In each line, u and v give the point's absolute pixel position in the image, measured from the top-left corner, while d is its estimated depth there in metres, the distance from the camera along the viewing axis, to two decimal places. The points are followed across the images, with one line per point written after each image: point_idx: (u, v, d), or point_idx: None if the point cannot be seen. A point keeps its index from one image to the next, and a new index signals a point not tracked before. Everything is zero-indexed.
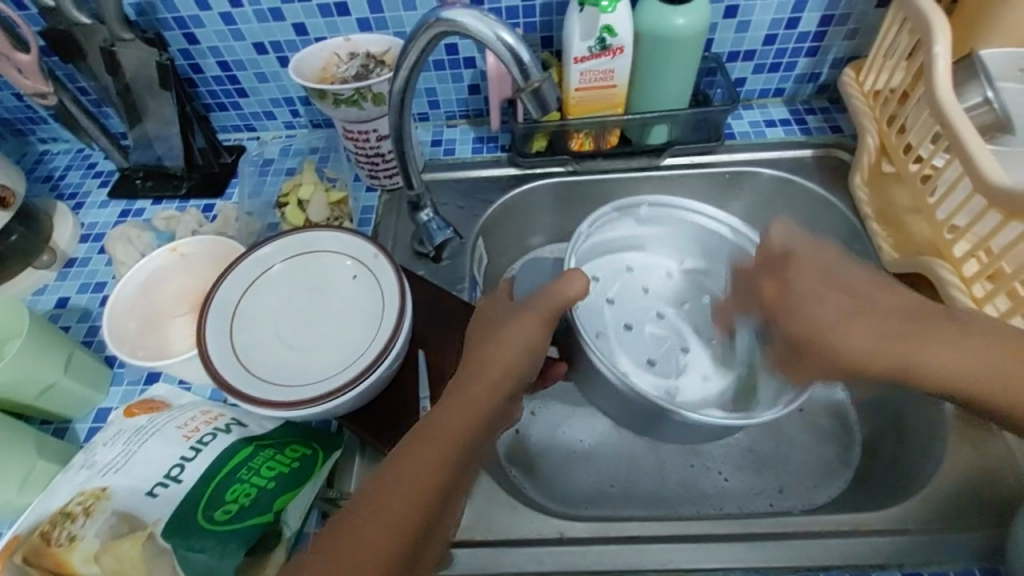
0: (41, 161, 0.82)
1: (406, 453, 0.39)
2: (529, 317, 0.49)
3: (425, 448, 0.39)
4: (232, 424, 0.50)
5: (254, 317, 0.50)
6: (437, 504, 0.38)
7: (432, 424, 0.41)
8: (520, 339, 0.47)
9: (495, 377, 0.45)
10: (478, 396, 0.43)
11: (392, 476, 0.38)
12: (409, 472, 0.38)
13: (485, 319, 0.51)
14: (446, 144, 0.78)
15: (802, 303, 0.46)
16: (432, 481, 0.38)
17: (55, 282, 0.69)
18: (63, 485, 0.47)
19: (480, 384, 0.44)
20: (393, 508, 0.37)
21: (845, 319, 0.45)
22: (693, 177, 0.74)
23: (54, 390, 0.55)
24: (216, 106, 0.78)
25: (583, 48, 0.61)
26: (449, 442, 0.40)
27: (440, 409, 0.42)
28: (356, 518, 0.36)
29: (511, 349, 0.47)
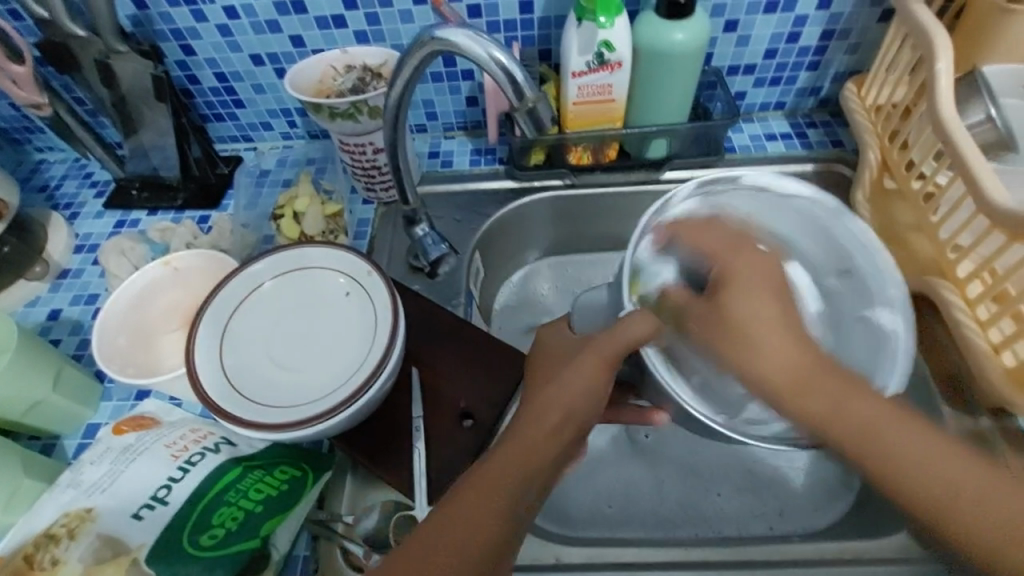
0: (36, 170, 0.81)
1: (479, 486, 0.38)
2: (611, 347, 0.44)
3: (499, 490, 0.38)
4: (222, 443, 0.49)
5: (244, 335, 0.50)
6: (505, 548, 0.37)
7: (501, 461, 0.39)
8: (582, 377, 0.43)
9: (557, 425, 0.41)
10: (550, 429, 0.40)
11: (460, 510, 0.37)
12: (481, 510, 0.37)
13: (545, 356, 0.48)
14: (443, 155, 0.77)
15: (757, 327, 0.42)
16: (504, 531, 0.37)
17: (48, 294, 0.68)
18: (48, 506, 0.46)
19: (559, 416, 0.41)
20: (443, 562, 0.35)
21: (783, 355, 0.41)
22: None
23: (43, 406, 0.54)
24: (213, 116, 0.77)
25: (581, 62, 0.60)
26: (502, 499, 0.37)
27: (507, 447, 0.40)
28: (408, 562, 0.35)
29: (578, 390, 0.42)
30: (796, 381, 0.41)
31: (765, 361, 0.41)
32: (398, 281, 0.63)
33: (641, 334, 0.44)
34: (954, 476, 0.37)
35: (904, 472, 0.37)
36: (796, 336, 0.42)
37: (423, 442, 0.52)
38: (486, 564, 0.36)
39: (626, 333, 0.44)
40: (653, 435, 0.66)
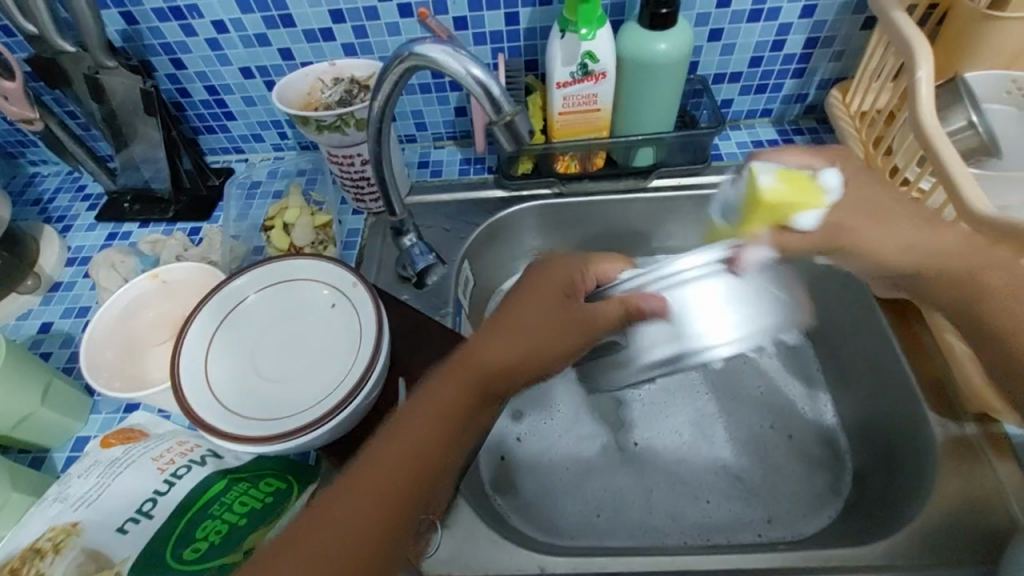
0: (30, 183, 0.82)
1: (353, 478, 0.40)
2: (529, 328, 0.49)
3: (382, 471, 0.41)
4: (207, 456, 0.49)
5: (229, 348, 0.50)
6: (400, 508, 0.40)
7: (393, 442, 0.42)
8: (553, 302, 0.50)
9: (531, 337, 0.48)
10: (487, 366, 0.46)
11: (410, 422, 0.43)
12: (378, 479, 0.40)
13: (529, 291, 0.51)
14: (433, 165, 0.78)
15: (871, 227, 0.54)
16: (397, 491, 0.40)
17: (39, 307, 0.69)
18: (34, 520, 0.46)
19: (469, 381, 0.45)
20: (416, 435, 0.42)
21: (902, 247, 0.54)
22: (682, 198, 0.73)
23: (31, 420, 0.54)
24: (204, 129, 0.78)
25: (565, 73, 0.61)
26: (466, 379, 0.45)
27: (409, 425, 0.43)
28: (392, 437, 0.42)
29: (549, 312, 0.50)
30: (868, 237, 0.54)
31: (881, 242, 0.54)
32: (386, 292, 0.63)
33: (532, 319, 0.49)
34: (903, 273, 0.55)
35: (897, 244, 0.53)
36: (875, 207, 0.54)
37: None
38: (382, 522, 0.39)
39: (522, 320, 0.49)
40: (642, 443, 0.66)
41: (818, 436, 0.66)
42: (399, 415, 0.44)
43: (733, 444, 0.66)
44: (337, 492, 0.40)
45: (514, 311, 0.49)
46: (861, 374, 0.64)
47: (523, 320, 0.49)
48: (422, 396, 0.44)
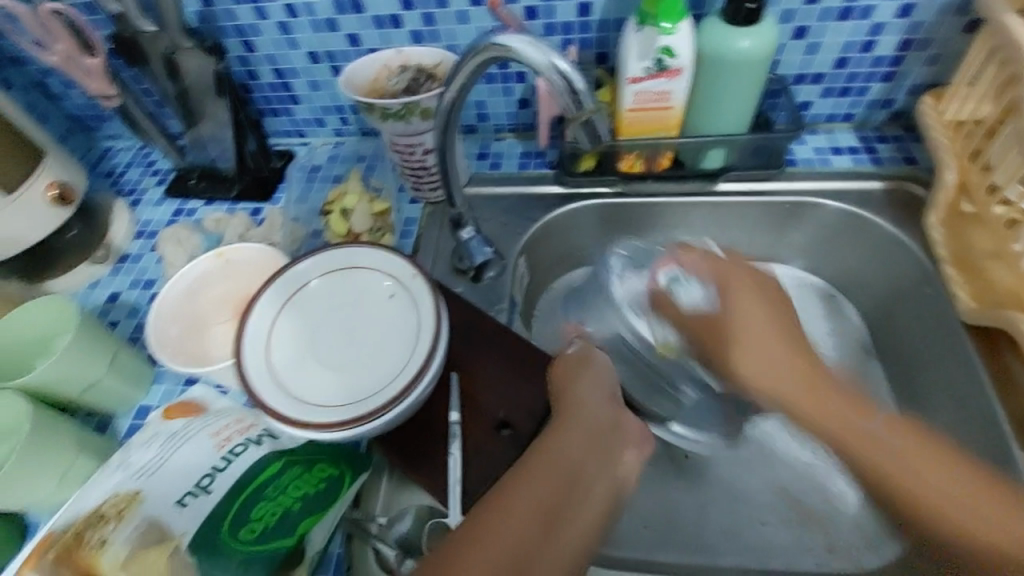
0: (104, 157, 0.85)
1: (466, 532, 0.36)
2: (599, 409, 0.45)
3: (502, 524, 0.36)
4: (264, 435, 0.50)
5: (290, 333, 0.50)
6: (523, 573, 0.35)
7: (514, 489, 0.38)
8: (599, 386, 0.47)
9: (601, 407, 0.45)
10: (570, 434, 0.43)
11: (496, 512, 0.37)
12: (492, 542, 0.35)
13: (560, 378, 0.49)
14: (492, 157, 0.77)
15: (739, 355, 0.50)
16: (518, 542, 0.36)
17: (108, 277, 0.71)
18: (99, 485, 0.48)
19: (572, 444, 0.42)
20: (516, 512, 0.37)
21: (780, 375, 0.48)
22: (750, 204, 0.70)
23: (98, 387, 0.56)
24: (270, 111, 0.79)
25: (639, 68, 0.58)
26: (551, 463, 0.40)
27: (517, 484, 0.39)
28: (476, 532, 0.36)
29: (602, 397, 0.46)
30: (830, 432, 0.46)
31: (748, 361, 0.50)
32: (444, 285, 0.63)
33: (597, 397, 0.46)
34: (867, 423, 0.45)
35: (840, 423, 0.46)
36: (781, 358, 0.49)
37: (460, 449, 0.51)
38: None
39: (589, 405, 0.45)
40: (694, 455, 0.64)
41: None
42: (514, 474, 0.40)
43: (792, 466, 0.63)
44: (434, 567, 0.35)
45: (581, 392, 0.47)
46: (945, 402, 0.61)
47: (589, 400, 0.46)
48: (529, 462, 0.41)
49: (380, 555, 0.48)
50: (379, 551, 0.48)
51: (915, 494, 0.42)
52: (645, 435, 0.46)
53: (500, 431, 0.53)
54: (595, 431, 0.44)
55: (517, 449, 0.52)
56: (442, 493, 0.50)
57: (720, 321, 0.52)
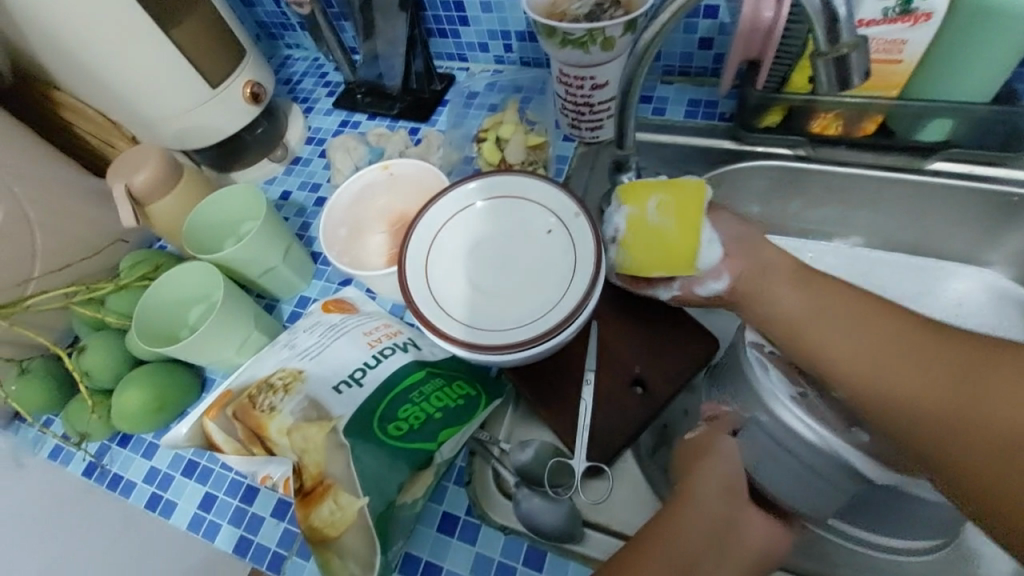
0: (284, 64, 0.91)
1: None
2: (711, 505, 0.40)
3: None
4: (409, 344, 0.53)
5: (449, 250, 0.51)
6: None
7: None
8: (723, 472, 0.42)
9: (727, 488, 0.41)
10: (688, 525, 0.40)
11: None
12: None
13: (691, 451, 0.44)
14: (656, 102, 0.71)
15: (826, 337, 0.43)
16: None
17: (282, 176, 0.78)
18: (269, 358, 0.54)
19: (682, 543, 0.39)
20: None
21: (862, 355, 0.41)
22: (963, 190, 0.59)
23: (273, 273, 0.62)
24: (438, 32, 0.78)
25: (877, 8, 0.48)
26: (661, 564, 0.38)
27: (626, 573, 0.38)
28: None
29: (723, 482, 0.42)
30: (883, 399, 0.39)
31: (782, 301, 0.47)
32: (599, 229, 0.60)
33: (714, 489, 0.41)
34: (913, 391, 0.38)
35: (902, 395, 0.39)
36: (882, 343, 0.41)
37: (593, 397, 0.50)
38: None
39: (701, 493, 0.41)
40: None
41: None
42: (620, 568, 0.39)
43: None
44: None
45: (694, 480, 0.42)
46: None
47: (702, 492, 0.41)
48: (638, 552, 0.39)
49: (500, 477, 0.50)
50: (499, 473, 0.50)
51: (983, 478, 0.35)
52: (769, 535, 0.41)
53: (633, 388, 0.51)
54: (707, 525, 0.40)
55: (648, 409, 0.50)
56: (568, 434, 0.50)
57: (779, 268, 0.49)
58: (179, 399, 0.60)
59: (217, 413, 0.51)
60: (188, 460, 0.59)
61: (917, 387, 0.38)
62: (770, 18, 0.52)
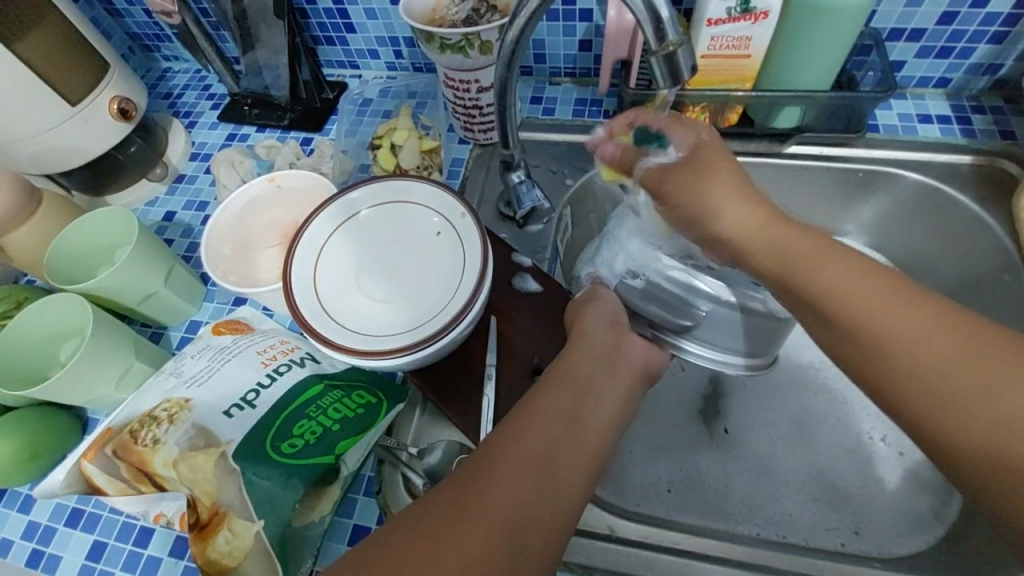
0: (163, 78, 0.86)
1: (470, 478, 0.33)
2: (600, 346, 0.45)
3: (523, 448, 0.35)
4: (307, 358, 0.52)
5: (337, 260, 0.51)
6: (531, 518, 0.32)
7: (499, 468, 0.33)
8: (603, 313, 0.49)
9: (611, 325, 0.48)
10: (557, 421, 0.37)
11: (475, 504, 0.32)
12: (497, 488, 0.33)
13: (580, 314, 0.49)
14: (546, 102, 0.73)
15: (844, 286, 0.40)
16: (524, 490, 0.33)
17: (165, 196, 0.74)
18: (153, 390, 0.51)
19: (580, 363, 0.43)
20: (475, 527, 0.31)
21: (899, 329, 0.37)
22: (818, 170, 0.66)
23: (154, 299, 0.58)
24: (324, 40, 0.76)
25: (721, 9, 0.53)
26: (532, 451, 0.35)
27: (528, 416, 0.37)
28: (453, 517, 0.31)
29: (607, 321, 0.48)
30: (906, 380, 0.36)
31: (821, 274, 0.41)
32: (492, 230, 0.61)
33: (600, 325, 0.47)
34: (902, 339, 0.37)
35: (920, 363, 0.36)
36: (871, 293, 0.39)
37: (494, 392, 0.52)
38: (506, 537, 0.31)
39: (590, 334, 0.46)
40: (732, 431, 0.63)
41: None
42: (499, 442, 0.35)
43: (826, 447, 0.62)
44: (447, 494, 0.33)
45: (583, 322, 0.48)
46: None
47: (590, 331, 0.46)
48: (503, 445, 0.35)
49: (410, 483, 0.49)
50: (408, 478, 0.49)
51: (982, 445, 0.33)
52: (649, 355, 0.48)
53: (533, 378, 0.52)
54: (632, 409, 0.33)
55: None
56: (472, 432, 0.50)
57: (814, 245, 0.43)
58: (56, 444, 0.55)
59: (96, 454, 0.48)
60: (71, 509, 0.54)
61: (908, 327, 0.37)
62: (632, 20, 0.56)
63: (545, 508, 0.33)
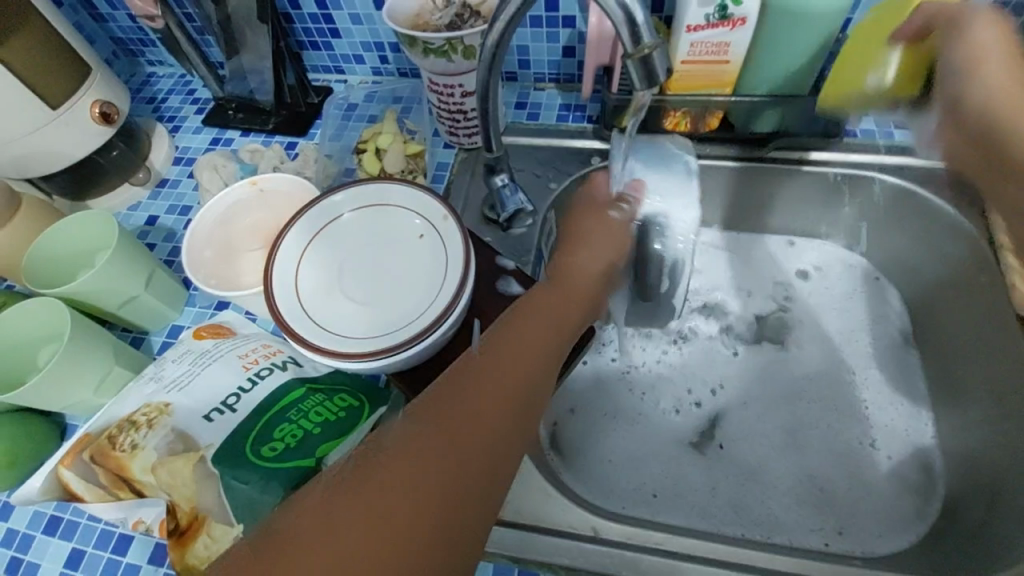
0: (146, 82, 0.85)
1: (451, 396, 0.33)
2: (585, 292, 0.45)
3: (502, 375, 0.35)
4: (289, 362, 0.52)
5: (319, 263, 0.51)
6: (506, 441, 0.33)
7: (479, 390, 0.33)
8: (600, 243, 0.48)
9: (601, 262, 0.47)
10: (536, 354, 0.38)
11: (457, 422, 0.31)
12: (470, 414, 0.32)
13: (575, 241, 0.48)
14: (531, 107, 0.74)
15: None
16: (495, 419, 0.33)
17: (148, 200, 0.73)
18: (133, 395, 0.51)
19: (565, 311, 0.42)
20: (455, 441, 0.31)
21: None
22: (797, 174, 0.67)
23: (135, 303, 0.58)
24: (310, 45, 0.76)
25: (700, 14, 0.54)
26: (513, 380, 0.35)
27: (509, 344, 0.37)
28: (436, 431, 0.31)
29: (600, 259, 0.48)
30: None
31: None
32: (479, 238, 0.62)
33: (590, 263, 0.47)
34: None
35: None
36: None
37: None
38: (483, 456, 0.31)
39: (578, 272, 0.46)
40: (726, 445, 0.63)
41: (910, 455, 0.61)
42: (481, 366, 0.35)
43: (808, 447, 0.63)
44: (424, 416, 0.32)
45: (575, 258, 0.46)
46: (978, 397, 0.57)
47: (580, 268, 0.46)
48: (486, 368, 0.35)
49: None
50: None
51: None
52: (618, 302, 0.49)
53: None
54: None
55: None
56: None
57: None
58: (33, 451, 0.54)
59: (73, 460, 0.47)
60: (49, 516, 0.53)
61: None
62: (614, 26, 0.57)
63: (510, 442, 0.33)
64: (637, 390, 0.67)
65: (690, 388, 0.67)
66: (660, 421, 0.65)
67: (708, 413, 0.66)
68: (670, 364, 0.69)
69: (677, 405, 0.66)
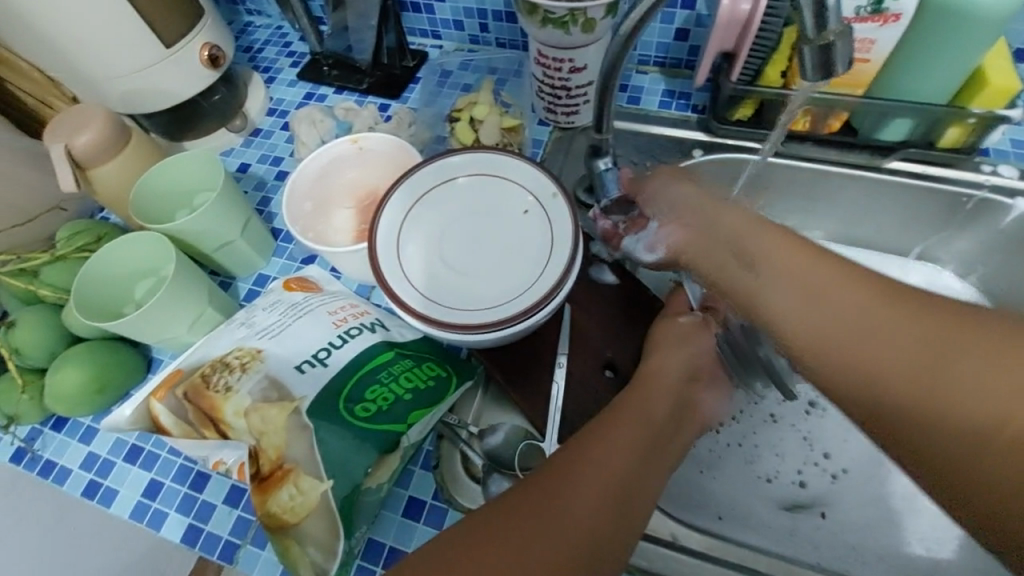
0: (244, 31, 0.86)
1: (553, 479, 0.38)
2: (675, 385, 0.47)
3: (598, 460, 0.39)
4: (377, 324, 0.51)
5: (422, 226, 0.50)
6: (607, 532, 0.36)
7: (579, 476, 0.38)
8: (691, 348, 0.49)
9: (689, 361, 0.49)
10: (633, 442, 0.41)
11: (558, 503, 0.36)
12: (576, 508, 0.36)
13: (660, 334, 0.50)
14: (632, 91, 0.71)
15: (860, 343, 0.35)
16: (601, 514, 0.37)
17: (240, 148, 0.74)
18: (224, 337, 0.51)
19: (656, 406, 0.44)
20: (556, 529, 0.35)
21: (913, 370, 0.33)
22: (918, 190, 0.62)
23: (229, 248, 0.58)
24: (412, 6, 0.75)
25: (850, 6, 0.50)
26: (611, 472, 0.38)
27: (605, 432, 0.41)
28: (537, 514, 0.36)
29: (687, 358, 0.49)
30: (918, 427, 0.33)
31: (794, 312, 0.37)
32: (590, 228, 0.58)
33: (679, 362, 0.48)
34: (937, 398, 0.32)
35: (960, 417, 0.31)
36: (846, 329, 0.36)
37: (563, 381, 0.50)
38: (584, 545, 0.35)
39: (666, 363, 0.48)
40: (830, 517, 0.58)
41: None
42: (579, 451, 0.39)
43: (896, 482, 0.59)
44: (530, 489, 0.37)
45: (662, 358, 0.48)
46: None
47: (668, 364, 0.48)
48: (583, 455, 0.39)
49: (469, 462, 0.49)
50: (467, 457, 0.49)
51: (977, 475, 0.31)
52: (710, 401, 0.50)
53: (604, 372, 0.51)
54: (895, 296, 0.36)
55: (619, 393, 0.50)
56: (538, 419, 0.49)
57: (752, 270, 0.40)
58: (121, 379, 0.56)
59: (166, 394, 0.48)
60: (131, 445, 0.55)
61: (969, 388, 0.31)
62: (748, 9, 0.51)
63: (616, 536, 0.37)
64: (734, 445, 0.60)
65: (799, 466, 0.60)
66: (750, 479, 0.59)
67: (811, 494, 0.59)
68: (787, 435, 0.61)
69: (773, 474, 0.59)
